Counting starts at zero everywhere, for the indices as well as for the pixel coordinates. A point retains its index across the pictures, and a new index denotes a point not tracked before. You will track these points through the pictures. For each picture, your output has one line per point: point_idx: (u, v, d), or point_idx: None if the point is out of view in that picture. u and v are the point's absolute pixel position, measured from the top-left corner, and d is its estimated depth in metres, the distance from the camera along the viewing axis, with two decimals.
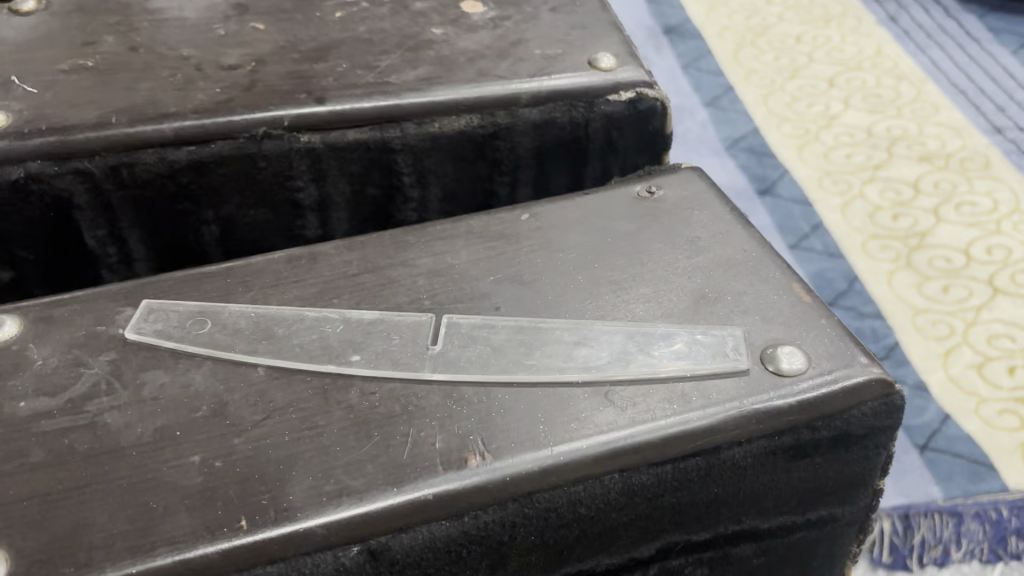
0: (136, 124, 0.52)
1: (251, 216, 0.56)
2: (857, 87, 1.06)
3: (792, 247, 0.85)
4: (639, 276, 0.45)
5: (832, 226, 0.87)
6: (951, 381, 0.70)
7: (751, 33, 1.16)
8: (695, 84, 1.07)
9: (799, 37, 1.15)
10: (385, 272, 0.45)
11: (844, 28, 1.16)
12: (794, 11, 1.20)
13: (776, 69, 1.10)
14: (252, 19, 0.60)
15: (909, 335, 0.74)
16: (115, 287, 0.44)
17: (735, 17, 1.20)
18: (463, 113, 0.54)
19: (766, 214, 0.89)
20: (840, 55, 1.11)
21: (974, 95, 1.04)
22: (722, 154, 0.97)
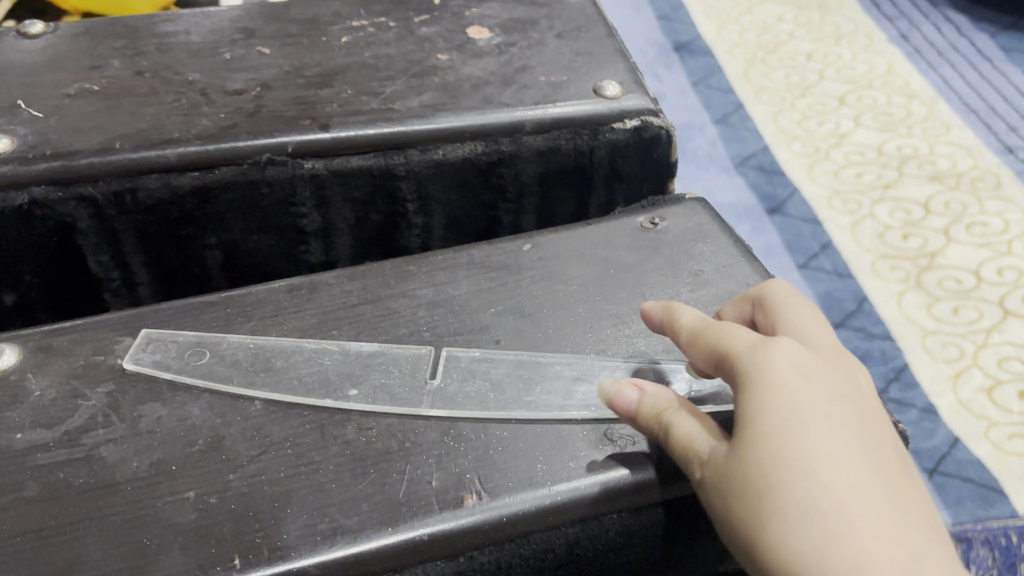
0: (140, 149, 0.51)
1: (255, 242, 0.56)
2: (867, 105, 1.05)
3: (800, 267, 0.84)
4: (640, 310, 0.44)
5: (841, 246, 0.86)
6: (961, 405, 0.70)
7: (762, 50, 1.16)
8: (704, 103, 1.07)
9: (809, 55, 1.15)
10: (385, 303, 0.45)
11: (855, 45, 1.16)
12: (804, 29, 1.20)
13: (787, 86, 1.09)
14: (258, 43, 0.60)
15: (919, 358, 0.74)
16: (115, 316, 0.44)
17: (745, 35, 1.19)
18: (467, 140, 0.54)
19: (775, 234, 0.88)
20: (850, 74, 1.11)
21: (985, 114, 1.03)
22: (731, 173, 0.97)
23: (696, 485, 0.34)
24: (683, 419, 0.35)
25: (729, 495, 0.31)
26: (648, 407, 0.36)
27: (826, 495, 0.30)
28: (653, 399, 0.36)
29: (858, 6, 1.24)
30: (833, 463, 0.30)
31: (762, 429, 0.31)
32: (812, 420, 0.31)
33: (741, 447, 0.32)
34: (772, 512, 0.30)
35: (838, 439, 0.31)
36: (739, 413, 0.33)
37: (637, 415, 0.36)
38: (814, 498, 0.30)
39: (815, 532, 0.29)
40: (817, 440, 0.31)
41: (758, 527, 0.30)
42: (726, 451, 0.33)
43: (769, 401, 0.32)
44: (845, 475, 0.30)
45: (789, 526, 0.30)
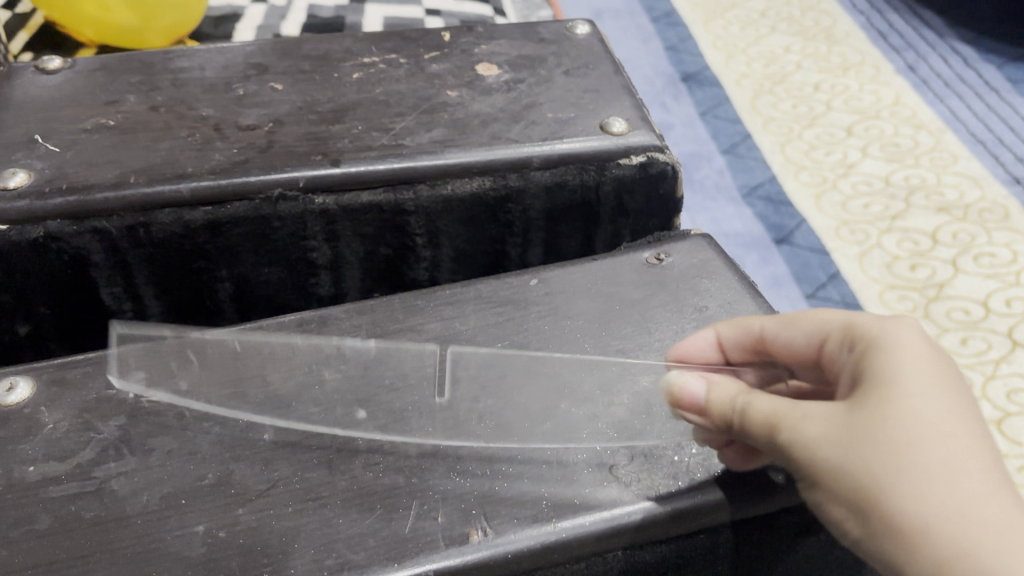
0: (154, 184, 0.52)
1: (266, 275, 0.57)
2: (874, 135, 1.06)
3: (808, 297, 0.85)
4: (645, 346, 0.45)
5: (849, 277, 0.86)
6: None
7: (769, 80, 1.17)
8: (711, 133, 1.08)
9: (817, 85, 1.16)
10: (393, 338, 0.45)
11: (862, 76, 1.17)
12: (812, 60, 1.21)
13: (794, 116, 1.10)
14: (271, 79, 0.61)
15: None
16: (126, 350, 0.45)
17: (754, 64, 1.21)
18: (475, 176, 0.55)
19: (783, 264, 0.88)
20: (857, 105, 1.12)
21: (993, 145, 1.04)
22: (739, 203, 0.97)
23: (783, 446, 0.34)
24: (759, 397, 0.36)
25: (851, 447, 0.32)
26: (718, 392, 0.37)
27: (968, 459, 0.31)
28: (720, 389, 0.38)
29: (864, 37, 1.25)
30: (972, 434, 0.31)
31: (904, 386, 0.32)
32: (950, 393, 0.32)
33: (870, 405, 0.32)
34: (910, 467, 0.31)
35: (971, 411, 0.32)
36: (863, 373, 0.34)
37: (706, 405, 0.37)
38: (955, 458, 0.31)
39: (958, 491, 0.30)
40: (956, 412, 0.32)
41: (889, 477, 0.31)
42: (844, 410, 0.33)
43: (908, 365, 0.33)
44: (983, 447, 0.31)
45: (931, 481, 0.30)
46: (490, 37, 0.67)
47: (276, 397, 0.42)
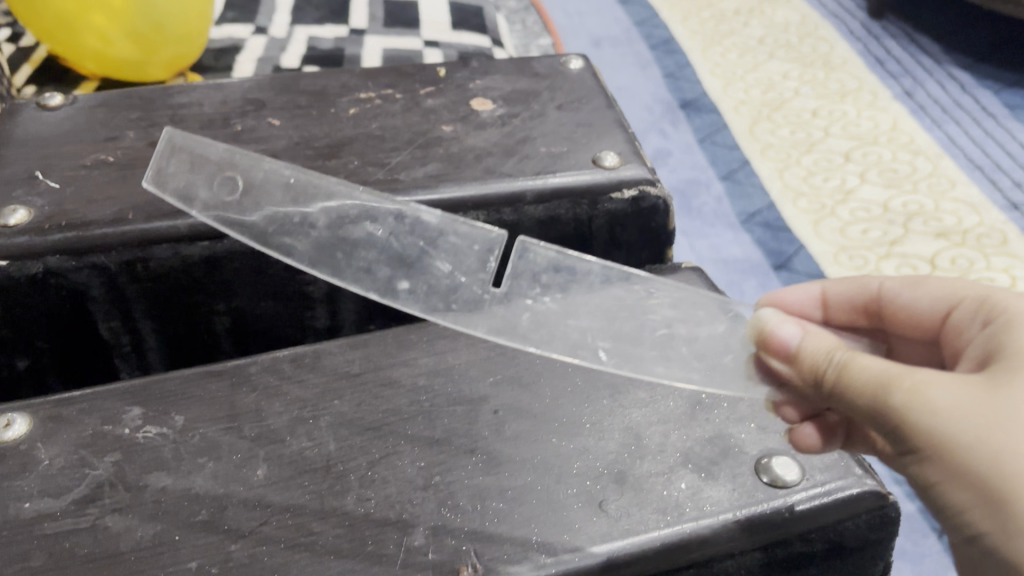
0: (152, 220, 0.53)
1: (262, 308, 0.57)
2: (873, 161, 1.09)
3: None
4: (636, 380, 0.45)
5: None
6: None
7: (767, 107, 1.24)
8: (710, 160, 1.09)
9: (814, 111, 1.22)
10: (386, 372, 0.46)
11: (860, 102, 1.25)
12: (810, 87, 1.30)
13: (793, 143, 1.14)
14: (269, 114, 0.62)
15: None
16: (123, 386, 0.45)
17: (751, 92, 1.29)
18: (470, 210, 0.56)
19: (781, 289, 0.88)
20: (855, 130, 1.17)
21: (989, 170, 1.07)
22: (737, 229, 0.98)
23: (887, 405, 0.33)
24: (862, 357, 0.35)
25: (982, 419, 0.31)
26: (813, 347, 0.37)
27: None
28: (814, 341, 0.37)
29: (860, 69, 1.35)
30: None
31: None
32: None
33: (1003, 385, 0.32)
34: None
35: None
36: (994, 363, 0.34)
37: (801, 358, 0.37)
38: None
39: None
40: None
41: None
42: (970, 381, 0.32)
43: None
44: None
45: None
46: (484, 72, 0.68)
47: (315, 236, 0.41)
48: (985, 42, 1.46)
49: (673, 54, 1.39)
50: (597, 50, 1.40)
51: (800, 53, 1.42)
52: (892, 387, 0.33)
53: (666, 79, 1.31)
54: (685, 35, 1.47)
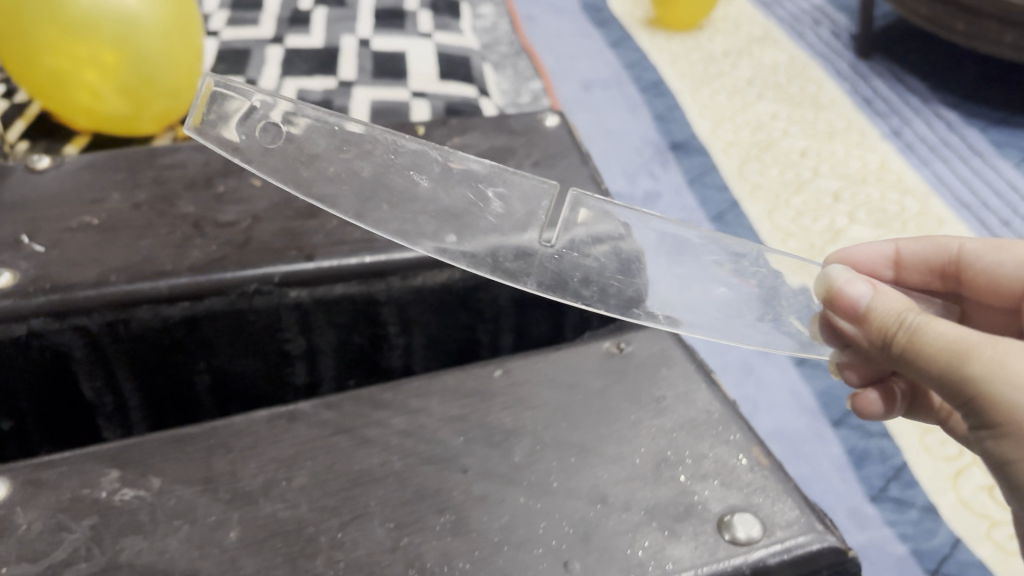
0: (134, 280, 0.54)
1: (242, 365, 0.58)
2: (862, 201, 1.16)
3: (798, 362, 0.93)
4: (605, 437, 0.46)
5: None
6: (961, 503, 0.77)
7: (756, 146, 1.29)
8: (700, 201, 1.17)
9: (803, 151, 1.29)
10: (359, 432, 0.46)
11: (849, 141, 1.31)
12: (798, 126, 1.35)
13: (782, 184, 1.20)
14: (251, 175, 0.64)
15: (919, 456, 0.81)
16: (101, 448, 0.46)
17: (741, 132, 1.33)
18: (446, 267, 0.57)
19: None
20: (844, 170, 1.24)
21: (977, 209, 1.15)
22: None
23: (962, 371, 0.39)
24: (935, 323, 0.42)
25: None
26: (891, 311, 0.43)
27: None
28: (890, 305, 0.43)
29: (850, 105, 1.41)
30: None
31: None
32: None
33: None
34: None
35: None
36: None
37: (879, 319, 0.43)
38: None
39: None
40: None
41: None
42: None
43: None
44: None
45: None
46: (462, 129, 0.69)
47: (358, 182, 0.50)
48: (971, 81, 1.49)
49: (663, 97, 1.41)
50: (587, 94, 1.42)
51: (789, 94, 1.45)
52: (969, 353, 0.39)
53: (655, 123, 1.34)
54: (673, 77, 1.49)
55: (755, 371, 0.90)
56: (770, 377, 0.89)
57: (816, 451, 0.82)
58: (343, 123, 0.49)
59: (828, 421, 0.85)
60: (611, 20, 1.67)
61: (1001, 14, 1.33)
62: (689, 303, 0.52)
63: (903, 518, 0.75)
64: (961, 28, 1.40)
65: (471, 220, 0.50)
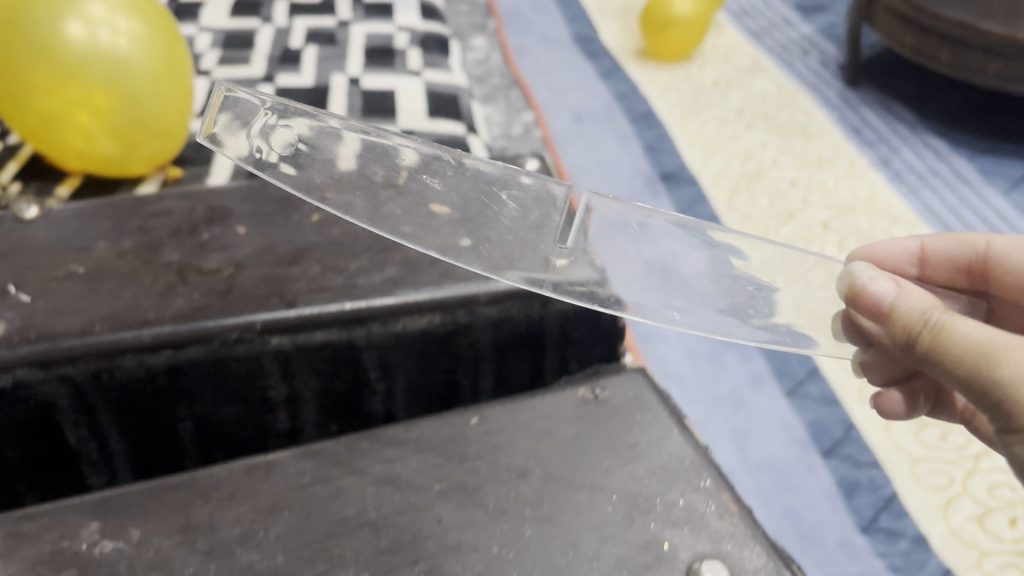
0: (118, 330, 0.55)
1: (225, 412, 0.59)
2: (851, 231, 1.19)
3: (789, 393, 0.94)
4: (578, 483, 0.47)
5: (828, 371, 0.96)
6: (952, 533, 0.79)
7: (746, 177, 1.32)
8: None
9: (793, 181, 1.31)
10: (337, 482, 0.47)
11: (838, 171, 1.34)
12: (787, 156, 1.38)
13: (773, 214, 1.23)
14: (234, 223, 0.65)
15: (910, 487, 0.83)
16: (82, 499, 0.47)
17: (731, 162, 1.36)
18: (425, 313, 0.58)
19: (763, 359, 0.99)
20: (834, 201, 1.26)
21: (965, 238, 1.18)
22: None
23: (988, 373, 0.41)
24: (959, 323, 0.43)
25: None
26: (913, 311, 0.45)
27: None
28: (913, 304, 0.45)
29: (838, 135, 1.43)
30: None
31: None
32: None
33: None
34: None
35: None
36: None
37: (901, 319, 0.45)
38: None
39: None
40: None
41: None
42: None
43: None
44: None
45: None
46: None
47: (371, 188, 0.49)
48: (958, 109, 1.50)
49: (653, 128, 1.43)
50: (578, 125, 1.44)
51: (779, 124, 1.47)
52: (995, 356, 0.41)
53: (646, 154, 1.36)
54: (663, 109, 1.50)
55: (746, 403, 0.93)
56: (762, 408, 0.93)
57: (808, 481, 0.85)
58: (350, 124, 0.49)
59: (818, 450, 0.88)
60: (601, 52, 1.68)
61: (986, 44, 1.33)
62: (699, 295, 0.53)
63: (894, 549, 0.78)
64: (945, 58, 1.40)
65: (485, 220, 0.50)
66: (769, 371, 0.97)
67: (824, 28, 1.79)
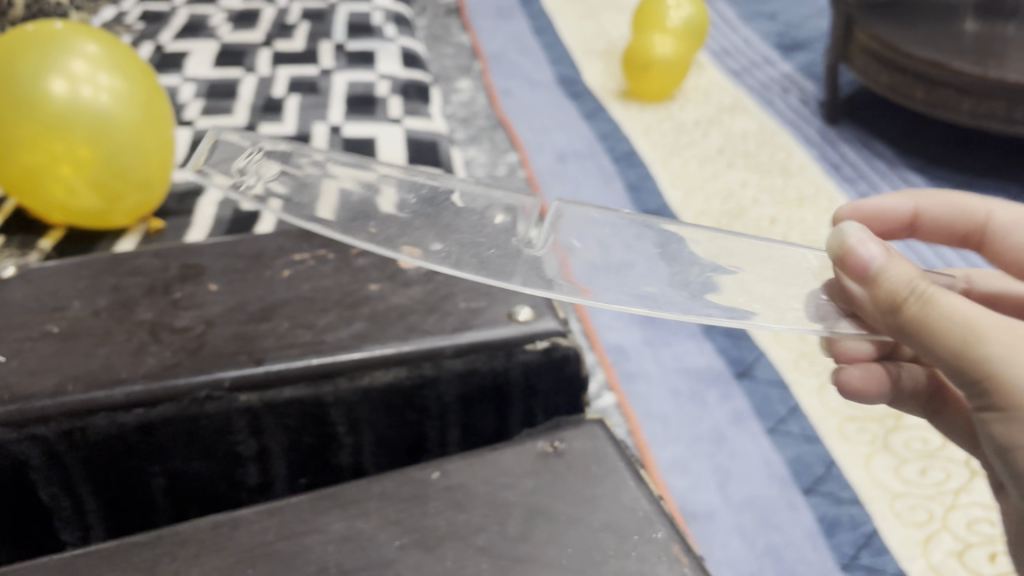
0: (90, 389, 0.56)
1: (196, 467, 0.60)
2: None
3: (770, 431, 0.95)
4: (535, 536, 0.48)
5: (808, 409, 0.98)
6: (932, 569, 0.80)
7: (727, 215, 1.34)
8: None
9: (774, 219, 1.33)
10: (299, 539, 0.49)
11: (818, 208, 1.36)
12: (767, 194, 1.40)
13: None
14: (207, 280, 0.66)
15: (890, 523, 0.85)
16: (49, 560, 0.48)
17: (712, 201, 1.38)
18: (391, 367, 0.60)
19: (744, 398, 0.99)
20: (813, 237, 1.28)
21: None
22: (700, 337, 1.08)
23: (974, 351, 0.41)
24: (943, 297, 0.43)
25: None
26: (899, 279, 0.44)
27: None
28: (899, 273, 0.44)
29: (818, 172, 1.46)
30: None
31: None
32: None
33: None
34: None
35: None
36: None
37: (890, 288, 0.44)
38: None
39: None
40: None
41: None
42: None
43: None
44: None
45: None
46: None
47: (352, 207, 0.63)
48: (935, 146, 1.53)
49: (635, 167, 1.45)
50: (562, 165, 1.46)
51: (759, 162, 1.49)
52: (981, 336, 0.41)
53: (629, 194, 1.38)
54: (645, 148, 1.53)
55: (727, 441, 0.94)
56: (743, 446, 0.93)
57: (789, 519, 0.85)
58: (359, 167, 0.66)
59: (799, 488, 0.89)
60: (585, 92, 1.71)
61: (957, 83, 1.34)
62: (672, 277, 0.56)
63: None
64: (920, 96, 1.40)
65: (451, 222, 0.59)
66: (751, 410, 0.98)
67: (804, 66, 1.82)
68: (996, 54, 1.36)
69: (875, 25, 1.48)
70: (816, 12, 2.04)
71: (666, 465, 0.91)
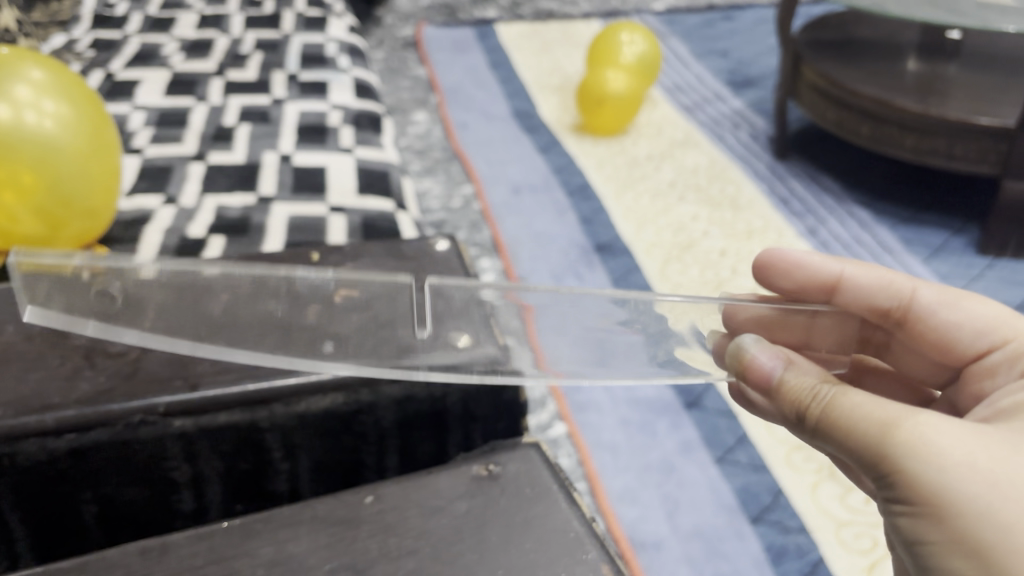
0: (20, 415, 0.55)
1: (129, 494, 0.60)
2: None
3: (718, 460, 0.96)
4: (466, 556, 0.50)
5: (755, 437, 0.99)
6: None
7: (678, 248, 1.34)
8: None
9: (723, 251, 1.34)
10: (228, 563, 0.49)
11: (766, 240, 1.38)
12: (717, 228, 1.41)
13: (704, 283, 1.24)
14: None
15: (836, 551, 0.85)
16: None
17: (663, 234, 1.38)
18: (329, 393, 0.60)
19: (693, 428, 1.00)
20: None
21: None
22: None
23: (880, 442, 0.44)
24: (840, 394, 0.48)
25: (960, 486, 0.42)
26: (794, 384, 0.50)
27: None
28: (799, 381, 0.50)
29: (767, 206, 1.49)
30: None
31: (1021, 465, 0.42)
32: None
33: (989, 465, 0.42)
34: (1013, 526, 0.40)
35: None
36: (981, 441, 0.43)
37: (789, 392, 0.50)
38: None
39: None
40: None
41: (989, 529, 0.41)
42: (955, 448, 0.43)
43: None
44: None
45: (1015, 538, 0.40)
46: None
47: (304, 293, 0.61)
48: (881, 182, 1.57)
49: (588, 201, 1.47)
50: (516, 198, 1.47)
51: (710, 196, 1.51)
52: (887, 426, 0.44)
53: (581, 226, 1.39)
54: (599, 182, 1.54)
55: (677, 471, 0.95)
56: (692, 476, 0.94)
57: (736, 549, 0.86)
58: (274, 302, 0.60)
59: (746, 517, 0.89)
60: (540, 126, 1.72)
61: (900, 119, 1.37)
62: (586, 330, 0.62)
63: None
64: (865, 132, 1.43)
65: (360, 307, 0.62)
66: (700, 440, 0.99)
67: (754, 102, 1.86)
68: (939, 92, 1.40)
69: (822, 64, 1.52)
70: (767, 49, 2.08)
71: (615, 495, 0.91)
